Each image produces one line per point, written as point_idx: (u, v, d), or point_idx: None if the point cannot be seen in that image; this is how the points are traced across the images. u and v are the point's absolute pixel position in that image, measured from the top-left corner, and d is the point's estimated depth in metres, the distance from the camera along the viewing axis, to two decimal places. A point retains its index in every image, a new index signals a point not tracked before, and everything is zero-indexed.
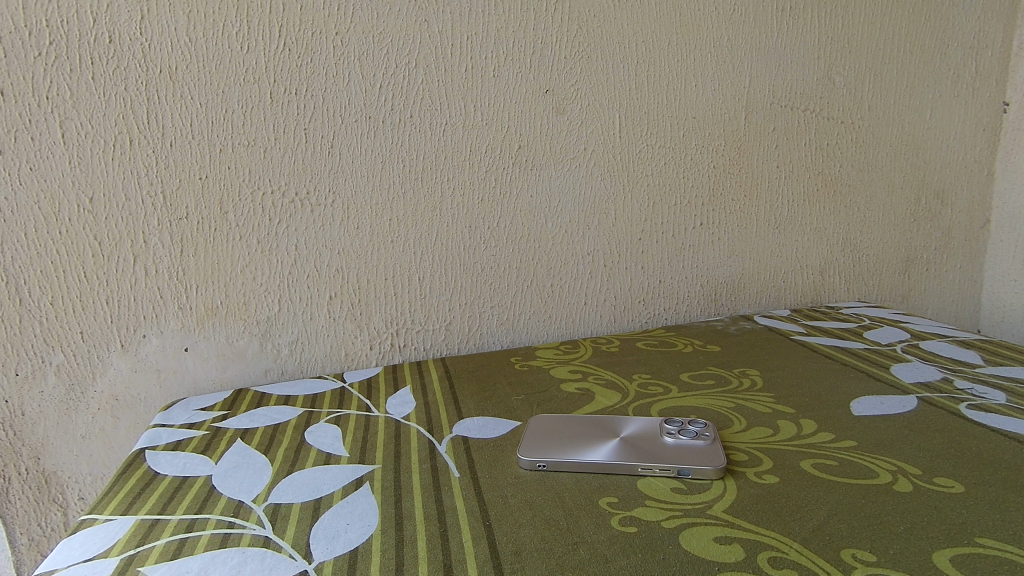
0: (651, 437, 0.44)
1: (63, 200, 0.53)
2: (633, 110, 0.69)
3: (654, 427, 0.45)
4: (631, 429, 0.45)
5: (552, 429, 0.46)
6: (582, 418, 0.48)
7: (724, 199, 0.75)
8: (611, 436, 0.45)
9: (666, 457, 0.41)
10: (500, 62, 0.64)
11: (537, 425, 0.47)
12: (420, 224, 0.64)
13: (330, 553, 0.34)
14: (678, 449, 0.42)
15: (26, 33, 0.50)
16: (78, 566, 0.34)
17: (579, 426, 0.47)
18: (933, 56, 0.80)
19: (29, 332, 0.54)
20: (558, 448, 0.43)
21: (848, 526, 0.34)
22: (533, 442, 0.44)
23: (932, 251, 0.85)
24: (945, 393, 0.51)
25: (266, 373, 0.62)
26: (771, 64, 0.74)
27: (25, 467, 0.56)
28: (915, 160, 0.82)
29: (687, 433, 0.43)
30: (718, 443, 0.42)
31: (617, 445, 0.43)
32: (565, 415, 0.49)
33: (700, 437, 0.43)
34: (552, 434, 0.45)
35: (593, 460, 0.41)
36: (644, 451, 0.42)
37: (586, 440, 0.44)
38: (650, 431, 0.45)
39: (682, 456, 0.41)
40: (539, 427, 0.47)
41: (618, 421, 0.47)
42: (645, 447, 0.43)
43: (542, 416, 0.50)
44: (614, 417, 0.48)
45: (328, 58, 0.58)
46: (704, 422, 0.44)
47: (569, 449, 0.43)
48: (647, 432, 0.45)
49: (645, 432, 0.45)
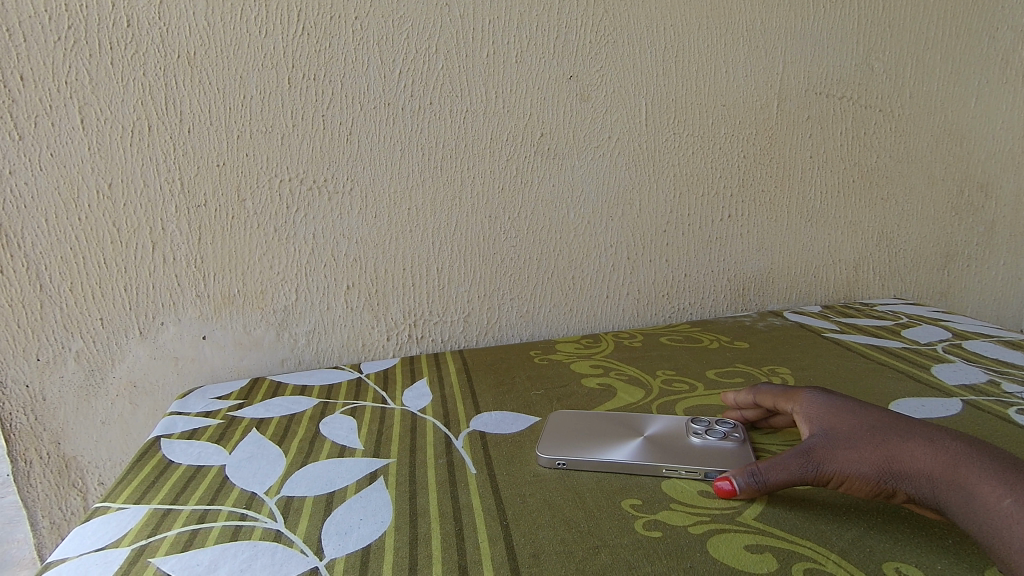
0: (676, 437, 0.42)
1: (82, 186, 0.53)
2: (659, 97, 0.67)
3: (679, 425, 0.44)
4: (655, 427, 0.44)
5: (570, 425, 0.45)
6: (602, 415, 0.46)
7: (755, 190, 0.72)
8: (634, 435, 0.43)
9: (692, 458, 0.39)
10: (523, 46, 0.62)
11: (556, 421, 0.46)
12: (439, 213, 0.63)
13: (342, 550, 0.33)
14: (705, 449, 0.40)
15: (45, 17, 0.49)
16: (90, 555, 0.33)
17: (598, 423, 0.45)
18: (980, 40, 0.76)
19: (49, 318, 0.54)
20: (577, 445, 0.41)
21: (890, 538, 0.32)
22: (552, 439, 0.42)
23: (974, 247, 0.81)
24: (992, 397, 0.48)
25: (282, 363, 0.62)
26: (807, 49, 0.70)
27: (46, 451, 0.56)
28: (958, 150, 0.78)
29: (716, 432, 0.41)
30: (749, 445, 0.40)
31: (640, 444, 0.41)
32: (583, 411, 0.47)
33: (729, 439, 0.41)
34: (570, 431, 0.44)
35: (615, 460, 0.39)
36: (669, 451, 0.40)
37: (607, 438, 0.42)
38: (675, 430, 0.43)
39: (708, 458, 0.39)
40: (555, 422, 0.45)
41: (640, 418, 0.45)
42: (670, 447, 0.41)
43: (558, 411, 0.48)
44: (638, 415, 0.46)
45: (347, 43, 0.57)
46: (733, 423, 0.42)
47: (589, 447, 0.41)
48: (672, 431, 0.43)
49: (669, 430, 0.43)
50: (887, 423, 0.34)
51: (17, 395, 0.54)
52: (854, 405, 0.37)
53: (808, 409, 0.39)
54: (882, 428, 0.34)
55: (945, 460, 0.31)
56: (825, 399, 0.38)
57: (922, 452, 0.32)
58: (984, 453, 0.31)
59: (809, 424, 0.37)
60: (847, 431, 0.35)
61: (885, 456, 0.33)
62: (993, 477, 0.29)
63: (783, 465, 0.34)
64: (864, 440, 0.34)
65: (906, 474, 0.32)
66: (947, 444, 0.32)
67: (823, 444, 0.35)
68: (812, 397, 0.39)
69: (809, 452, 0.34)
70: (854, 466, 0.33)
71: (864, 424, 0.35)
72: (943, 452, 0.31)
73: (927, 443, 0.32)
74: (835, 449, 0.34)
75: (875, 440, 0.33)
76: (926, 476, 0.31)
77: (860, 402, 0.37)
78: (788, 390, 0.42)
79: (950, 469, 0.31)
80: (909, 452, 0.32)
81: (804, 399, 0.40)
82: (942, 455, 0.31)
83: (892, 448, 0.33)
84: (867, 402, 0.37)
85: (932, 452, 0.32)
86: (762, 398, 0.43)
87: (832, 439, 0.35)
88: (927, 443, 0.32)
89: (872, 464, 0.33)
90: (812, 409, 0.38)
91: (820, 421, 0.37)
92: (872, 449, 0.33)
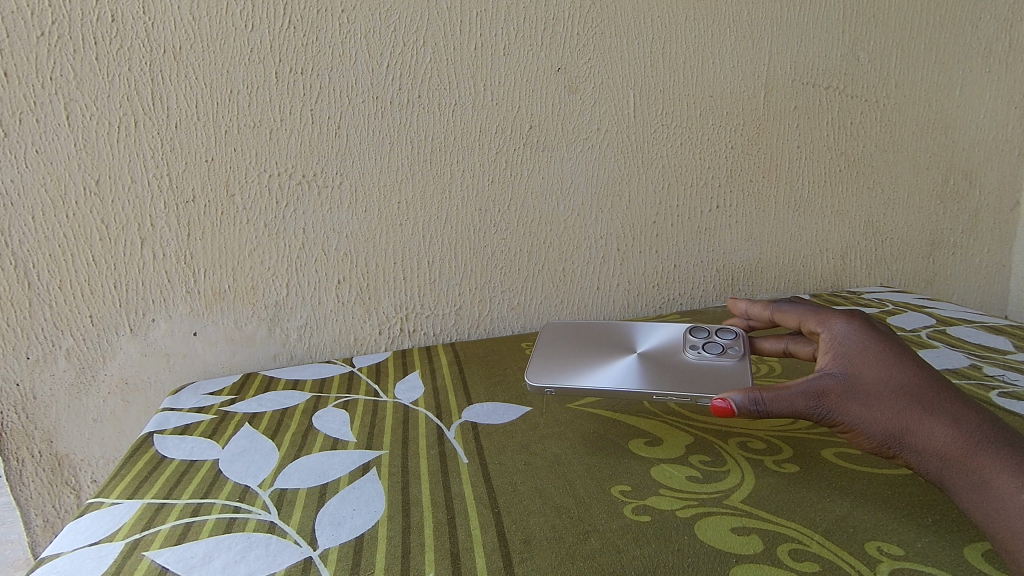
0: (671, 355, 0.43)
1: (69, 182, 0.52)
2: (648, 88, 0.67)
3: (672, 342, 0.45)
4: (647, 345, 0.45)
5: (562, 350, 0.45)
6: (592, 338, 0.47)
7: (743, 179, 0.73)
8: (629, 358, 0.43)
9: (686, 381, 0.39)
10: (511, 39, 0.62)
11: (551, 348, 0.46)
12: (429, 207, 0.63)
13: (335, 540, 0.33)
14: (703, 363, 0.41)
15: (28, 13, 0.49)
16: (83, 549, 0.33)
17: (590, 345, 0.46)
18: (964, 30, 0.76)
19: (39, 316, 0.54)
20: (574, 369, 0.42)
21: (873, 518, 0.32)
22: (549, 367, 0.42)
23: (959, 235, 0.82)
24: (975, 380, 0.49)
25: (275, 358, 0.62)
26: (793, 39, 0.71)
27: (38, 450, 0.56)
28: (943, 139, 0.79)
29: (712, 345, 0.42)
30: (748, 355, 0.41)
31: (634, 361, 0.42)
32: (571, 335, 0.48)
33: (727, 354, 0.41)
34: (562, 355, 0.44)
35: (609, 388, 0.39)
36: (665, 367, 0.41)
37: (601, 358, 0.43)
38: (668, 347, 0.44)
39: (706, 371, 0.40)
40: (545, 348, 0.46)
41: (631, 337, 0.46)
42: (665, 363, 0.42)
43: (546, 334, 0.49)
44: (634, 333, 0.47)
45: (334, 36, 0.57)
46: (732, 334, 0.43)
47: (585, 370, 0.42)
48: (665, 348, 0.44)
49: (663, 347, 0.44)
50: (915, 386, 0.32)
51: (7, 394, 0.54)
52: (888, 351, 0.34)
53: (835, 343, 0.36)
54: (909, 392, 0.32)
55: (964, 444, 0.30)
56: (858, 336, 0.35)
57: (944, 430, 0.31)
58: (1010, 441, 0.30)
59: (831, 359, 0.35)
60: (871, 385, 0.33)
61: (901, 425, 0.31)
62: (1013, 471, 0.28)
63: (790, 401, 0.33)
64: (886, 401, 0.32)
65: (916, 447, 0.31)
66: (972, 426, 0.30)
67: (840, 391, 0.33)
68: (843, 332, 0.36)
69: (823, 397, 0.33)
70: (864, 422, 0.32)
71: (890, 380, 0.32)
72: (966, 436, 0.30)
73: (951, 420, 0.31)
74: (851, 401, 0.32)
75: (898, 404, 0.32)
76: (939, 455, 0.30)
77: (894, 348, 0.34)
78: (820, 311, 0.39)
79: (968, 455, 0.30)
80: (929, 427, 0.31)
81: (833, 331, 0.37)
82: (963, 438, 0.30)
83: (911, 418, 0.31)
84: (901, 349, 0.34)
85: (954, 433, 0.30)
86: (788, 314, 0.41)
87: (851, 387, 0.33)
88: (951, 421, 0.31)
89: (886, 427, 0.32)
90: (839, 345, 0.36)
91: (845, 361, 0.34)
92: (890, 413, 0.32)
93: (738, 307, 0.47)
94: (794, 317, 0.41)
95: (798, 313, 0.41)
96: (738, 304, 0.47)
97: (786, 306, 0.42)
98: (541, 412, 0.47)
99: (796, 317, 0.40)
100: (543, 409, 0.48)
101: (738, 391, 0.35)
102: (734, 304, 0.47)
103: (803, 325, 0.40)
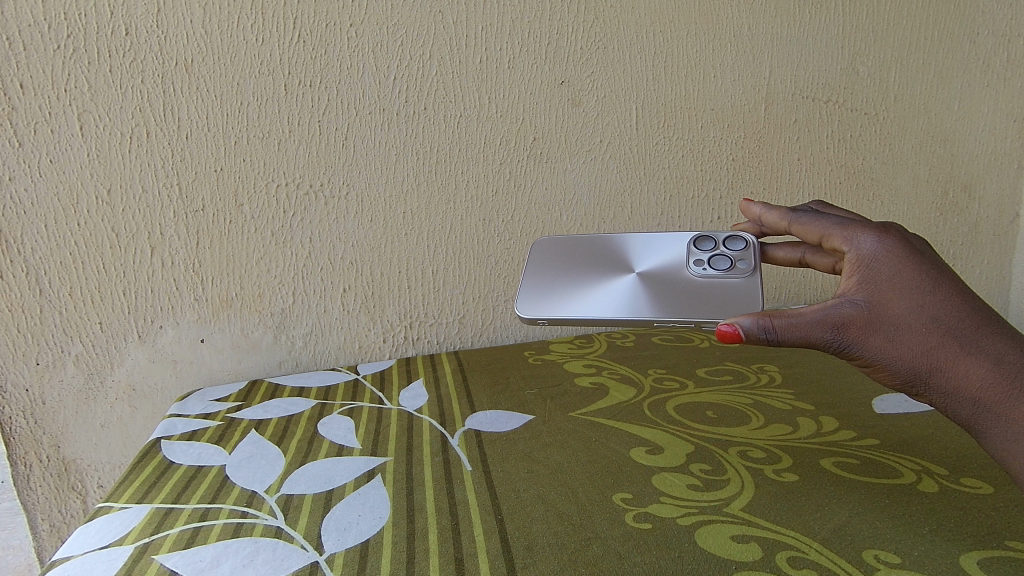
0: (675, 274, 0.44)
1: (81, 192, 0.53)
2: (650, 102, 0.68)
3: (674, 254, 0.45)
4: (649, 260, 0.45)
5: (562, 277, 0.46)
6: (589, 255, 0.47)
7: (744, 190, 0.74)
8: (630, 279, 0.44)
9: (687, 306, 0.41)
10: (514, 53, 0.63)
11: (552, 274, 0.47)
12: (433, 218, 0.64)
13: (341, 545, 0.34)
14: (711, 281, 0.43)
15: (45, 27, 0.50)
16: (93, 553, 0.34)
17: (593, 267, 0.46)
18: (961, 45, 0.77)
19: (49, 322, 0.55)
20: (590, 301, 0.43)
21: (871, 526, 0.33)
22: (548, 301, 0.44)
23: (959, 246, 0.83)
24: None
25: (280, 365, 0.63)
26: (793, 54, 0.72)
27: (46, 455, 0.57)
28: (942, 151, 0.80)
29: (719, 259, 0.43)
30: (758, 267, 0.42)
31: (642, 284, 0.43)
32: (568, 254, 0.48)
33: (735, 272, 0.43)
34: (568, 288, 0.45)
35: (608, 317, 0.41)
36: (672, 289, 0.43)
37: (602, 283, 0.44)
38: (671, 259, 0.45)
39: (717, 292, 0.42)
40: (550, 281, 0.46)
41: (629, 249, 0.47)
42: (673, 283, 0.43)
43: (541, 256, 0.49)
44: (637, 245, 0.47)
45: (342, 50, 0.58)
46: (742, 244, 0.44)
47: (586, 300, 0.43)
48: (670, 264, 0.44)
49: (665, 261, 0.45)
50: (951, 319, 0.31)
51: (17, 400, 0.55)
52: (922, 277, 0.32)
53: (864, 263, 0.33)
54: (944, 327, 0.31)
55: (1001, 388, 0.29)
56: (889, 257, 0.33)
57: (980, 370, 0.30)
58: None
59: (857, 284, 0.33)
60: (899, 317, 0.32)
61: (931, 364, 0.31)
62: None
63: (803, 331, 0.33)
64: (916, 337, 0.31)
65: (944, 386, 0.31)
66: (1012, 367, 0.30)
67: (863, 323, 0.32)
68: (871, 249, 0.33)
69: (845, 328, 0.32)
70: (889, 358, 0.32)
71: (924, 313, 0.31)
72: (1004, 379, 0.29)
73: (988, 361, 0.30)
74: (874, 335, 0.32)
75: (930, 340, 0.31)
76: (970, 397, 0.30)
77: (929, 272, 0.32)
78: (847, 224, 0.35)
79: (1003, 400, 0.29)
80: (964, 368, 0.30)
81: (860, 248, 0.34)
82: (1002, 380, 0.29)
83: (944, 356, 0.31)
84: (937, 272, 0.32)
85: (992, 374, 0.30)
86: (809, 228, 0.37)
87: (875, 319, 0.32)
88: (991, 364, 0.30)
89: (914, 364, 0.31)
90: (868, 267, 0.33)
91: (872, 287, 0.33)
92: (919, 349, 0.31)
93: (752, 212, 0.44)
94: (816, 231, 0.37)
95: (821, 226, 0.37)
96: (753, 208, 0.44)
97: (807, 219, 0.38)
98: (543, 421, 0.48)
99: (817, 231, 0.37)
100: (545, 417, 0.49)
101: (747, 316, 0.34)
102: (749, 207, 0.44)
103: (826, 240, 0.36)
